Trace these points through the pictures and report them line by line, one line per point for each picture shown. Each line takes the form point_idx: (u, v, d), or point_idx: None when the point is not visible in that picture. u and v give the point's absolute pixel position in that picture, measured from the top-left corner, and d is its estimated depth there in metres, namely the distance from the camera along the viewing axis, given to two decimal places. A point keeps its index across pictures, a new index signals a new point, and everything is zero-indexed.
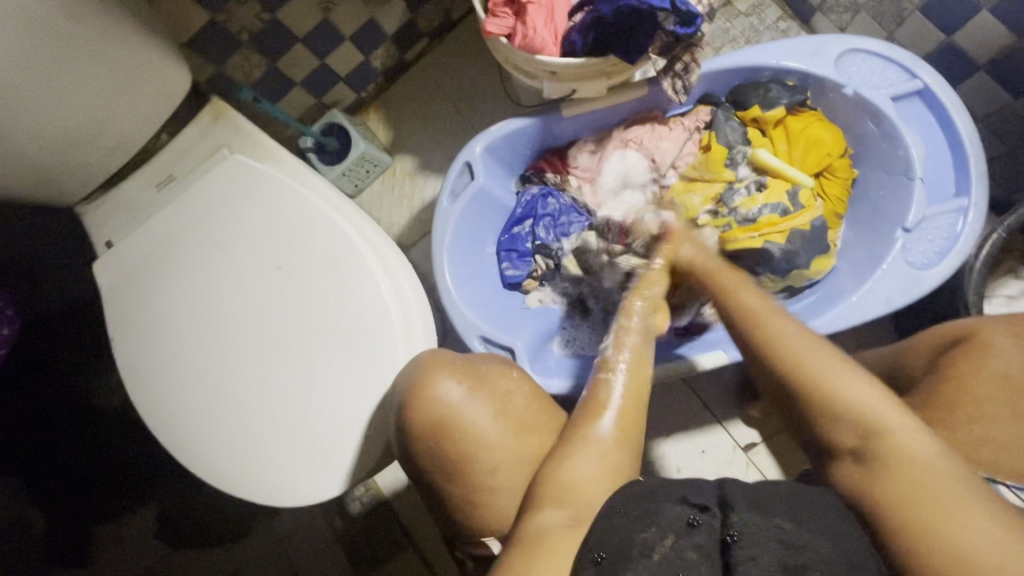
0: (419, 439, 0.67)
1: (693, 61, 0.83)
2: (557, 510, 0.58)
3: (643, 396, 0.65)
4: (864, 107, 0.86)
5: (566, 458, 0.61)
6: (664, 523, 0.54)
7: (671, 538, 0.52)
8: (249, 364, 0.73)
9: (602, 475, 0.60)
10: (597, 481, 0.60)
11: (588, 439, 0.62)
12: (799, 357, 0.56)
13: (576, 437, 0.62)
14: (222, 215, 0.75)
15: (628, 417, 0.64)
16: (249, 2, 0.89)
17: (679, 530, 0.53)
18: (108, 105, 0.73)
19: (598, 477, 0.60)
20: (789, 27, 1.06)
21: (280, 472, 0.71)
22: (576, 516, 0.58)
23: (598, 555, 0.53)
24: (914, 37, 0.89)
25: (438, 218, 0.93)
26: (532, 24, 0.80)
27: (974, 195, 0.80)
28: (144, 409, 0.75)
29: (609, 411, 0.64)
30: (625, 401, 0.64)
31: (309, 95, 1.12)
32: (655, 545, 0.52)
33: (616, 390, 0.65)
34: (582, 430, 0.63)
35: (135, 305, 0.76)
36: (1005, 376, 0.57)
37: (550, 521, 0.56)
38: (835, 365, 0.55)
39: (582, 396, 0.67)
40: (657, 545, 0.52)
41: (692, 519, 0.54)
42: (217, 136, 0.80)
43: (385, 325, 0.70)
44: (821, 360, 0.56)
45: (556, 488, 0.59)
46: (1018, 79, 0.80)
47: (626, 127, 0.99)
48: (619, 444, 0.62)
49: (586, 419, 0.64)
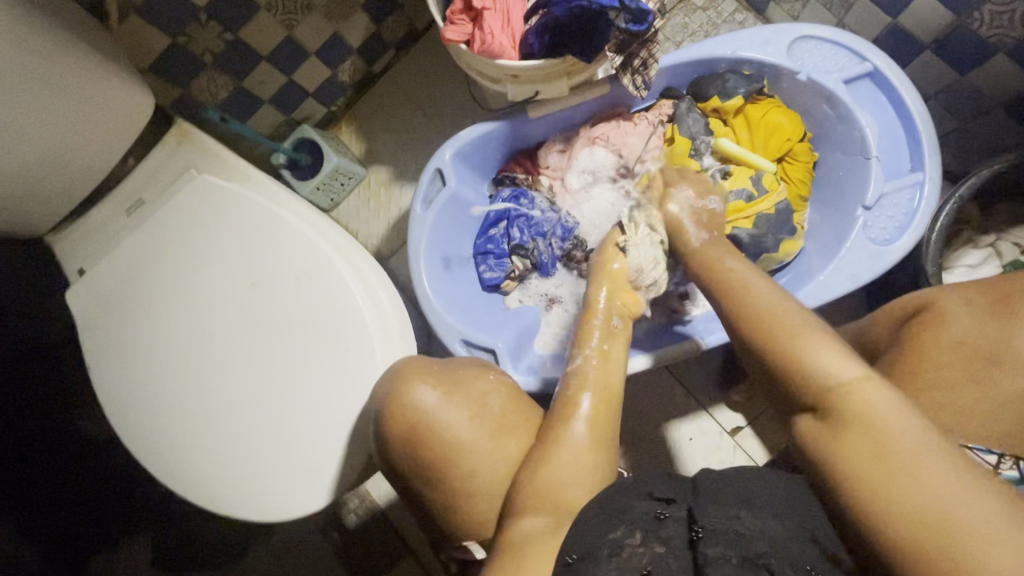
0: (399, 447, 0.68)
1: (651, 56, 0.85)
2: (539, 515, 0.60)
3: (615, 399, 0.66)
4: (819, 91, 0.89)
5: (544, 464, 0.62)
6: (631, 521, 0.55)
7: (637, 535, 0.53)
8: (229, 381, 0.73)
9: (582, 478, 0.61)
10: (575, 485, 0.61)
11: (564, 443, 0.63)
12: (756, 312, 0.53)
13: (551, 442, 0.63)
14: (192, 236, 0.75)
15: (599, 418, 0.65)
16: (210, 23, 0.89)
17: (646, 525, 0.54)
18: (72, 134, 0.73)
19: (580, 481, 0.61)
20: (745, 19, 1.08)
21: (268, 487, 0.71)
22: (557, 521, 0.59)
23: (569, 557, 0.54)
24: (863, 21, 0.92)
25: (413, 226, 0.94)
26: (489, 30, 0.81)
27: (928, 169, 0.82)
28: (126, 436, 0.75)
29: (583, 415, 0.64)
30: (594, 403, 0.65)
31: (278, 111, 1.12)
32: (623, 544, 0.53)
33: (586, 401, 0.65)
34: (555, 433, 0.64)
35: (110, 331, 0.76)
36: (959, 342, 0.58)
37: (529, 527, 0.59)
38: (805, 325, 0.50)
39: (553, 401, 0.68)
40: (625, 544, 0.53)
41: (659, 513, 0.55)
42: (184, 158, 0.81)
43: (362, 332, 0.71)
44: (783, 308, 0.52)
45: (536, 495, 0.61)
46: (962, 57, 0.83)
47: (592, 125, 1.01)
48: (594, 448, 0.63)
49: (559, 420, 0.65)
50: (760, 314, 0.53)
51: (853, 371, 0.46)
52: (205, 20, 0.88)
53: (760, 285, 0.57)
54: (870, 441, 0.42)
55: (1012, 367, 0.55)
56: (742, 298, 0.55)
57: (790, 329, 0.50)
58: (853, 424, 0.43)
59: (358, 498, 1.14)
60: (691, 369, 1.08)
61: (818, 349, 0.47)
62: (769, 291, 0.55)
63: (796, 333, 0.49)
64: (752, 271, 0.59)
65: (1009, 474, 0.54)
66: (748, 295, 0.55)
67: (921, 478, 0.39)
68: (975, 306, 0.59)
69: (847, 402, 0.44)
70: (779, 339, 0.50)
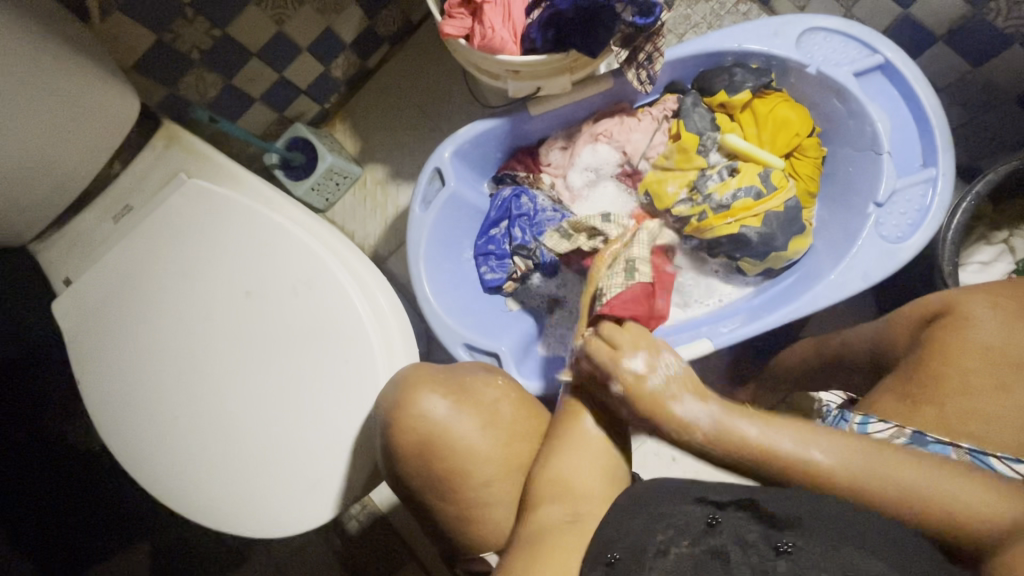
0: (407, 460, 0.66)
1: (656, 50, 0.81)
2: (554, 506, 0.58)
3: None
4: (829, 85, 0.86)
5: (555, 454, 0.61)
6: (683, 525, 0.49)
7: (688, 540, 0.48)
8: (225, 395, 0.70)
9: (597, 467, 0.60)
10: (592, 473, 0.59)
11: (576, 435, 0.61)
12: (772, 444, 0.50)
13: (563, 436, 0.62)
14: (184, 244, 0.72)
15: (610, 406, 0.63)
16: (197, 19, 0.85)
17: (695, 532, 0.48)
18: (53, 138, 0.70)
19: (592, 469, 0.60)
20: (748, 10, 1.06)
21: (268, 503, 0.69)
22: (574, 511, 0.57)
23: (611, 556, 0.50)
24: (871, 12, 0.89)
25: (411, 228, 0.91)
26: (489, 24, 0.78)
27: (941, 165, 0.80)
28: (120, 451, 0.72)
29: (593, 404, 0.62)
30: (604, 392, 0.62)
31: (269, 109, 1.08)
32: (668, 546, 0.48)
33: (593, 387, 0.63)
34: (565, 427, 0.62)
35: (100, 343, 0.73)
36: (984, 347, 0.56)
37: (547, 518, 0.56)
38: (810, 445, 0.50)
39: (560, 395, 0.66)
40: (673, 547, 0.48)
41: (712, 519, 0.49)
42: (173, 161, 0.77)
43: (363, 342, 0.68)
44: (833, 457, 0.50)
45: (549, 485, 0.59)
46: (975, 48, 0.81)
47: (594, 121, 0.98)
48: (607, 434, 0.62)
49: (568, 414, 0.63)
50: (815, 466, 0.49)
51: (839, 457, 0.50)
52: (193, 16, 0.84)
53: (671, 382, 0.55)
54: None
55: None
56: (770, 452, 0.50)
57: (763, 460, 0.50)
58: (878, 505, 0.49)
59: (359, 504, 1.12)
60: None
61: (758, 435, 0.51)
62: (758, 429, 0.51)
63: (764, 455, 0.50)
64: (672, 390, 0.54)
65: None
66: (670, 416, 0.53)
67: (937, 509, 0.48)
68: (997, 309, 0.57)
69: (862, 493, 0.49)
70: (756, 461, 0.50)
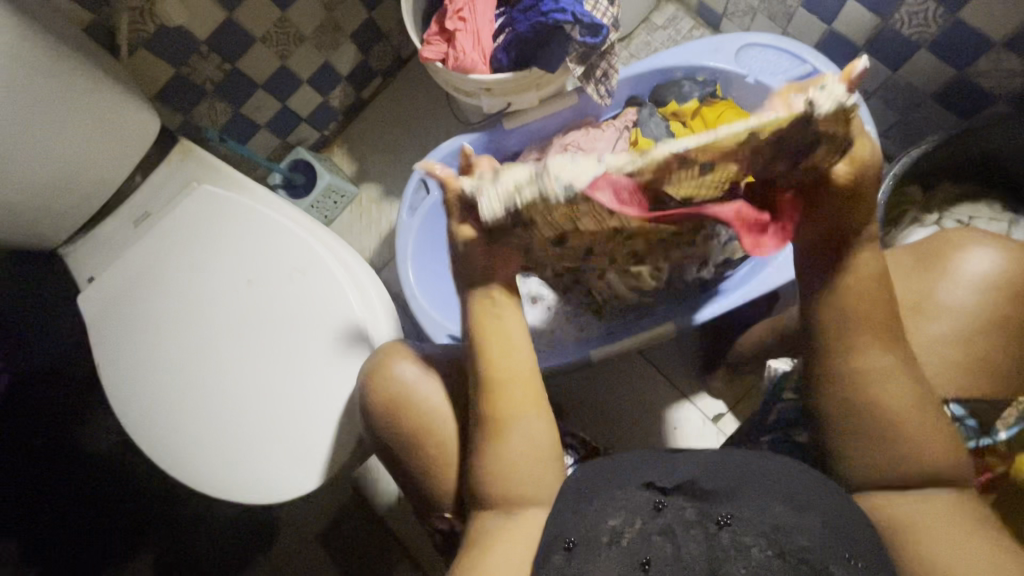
0: (379, 413, 0.71)
1: (611, 67, 0.93)
2: (492, 511, 0.61)
3: (534, 378, 0.63)
4: (767, 93, 0.97)
5: (485, 458, 0.62)
6: (631, 506, 0.54)
7: (638, 522, 0.53)
8: (229, 373, 0.78)
9: (529, 471, 0.61)
10: (530, 474, 0.61)
11: (501, 441, 0.61)
12: (854, 349, 0.57)
13: (489, 440, 0.62)
14: (198, 241, 0.82)
15: (526, 401, 0.62)
16: (211, 55, 0.98)
17: (645, 514, 0.53)
18: (86, 153, 0.81)
19: (526, 473, 0.61)
20: (702, 34, 1.19)
21: (263, 469, 0.76)
22: (508, 511, 0.61)
23: (569, 541, 0.54)
24: (804, 29, 1.01)
25: (399, 232, 1.01)
26: (462, 48, 0.90)
27: (869, 155, 0.91)
28: (130, 427, 0.79)
29: (512, 414, 0.61)
30: (518, 392, 0.62)
31: (274, 135, 1.21)
32: (623, 531, 0.52)
33: (510, 392, 0.62)
34: (486, 432, 0.62)
35: (118, 331, 0.81)
36: (891, 296, 0.63)
37: (487, 524, 0.60)
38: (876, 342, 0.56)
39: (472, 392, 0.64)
40: (625, 531, 0.52)
41: (659, 501, 0.54)
42: (187, 172, 0.88)
43: (352, 320, 0.77)
44: (878, 374, 0.56)
45: (486, 489, 0.62)
46: (891, 54, 0.91)
47: (564, 133, 1.08)
48: (533, 424, 0.62)
49: (487, 416, 0.62)
50: (866, 370, 0.56)
51: (934, 448, 0.54)
52: (207, 52, 0.97)
53: (886, 369, 0.55)
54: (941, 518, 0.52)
55: (931, 314, 0.61)
56: (850, 359, 0.57)
57: (887, 415, 0.55)
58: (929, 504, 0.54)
59: (352, 486, 1.17)
60: (671, 359, 1.13)
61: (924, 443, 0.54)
62: (879, 350, 0.56)
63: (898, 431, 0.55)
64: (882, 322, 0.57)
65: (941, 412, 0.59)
66: (858, 364, 0.56)
67: (925, 529, 0.52)
68: (904, 265, 0.64)
69: (856, 393, 0.56)
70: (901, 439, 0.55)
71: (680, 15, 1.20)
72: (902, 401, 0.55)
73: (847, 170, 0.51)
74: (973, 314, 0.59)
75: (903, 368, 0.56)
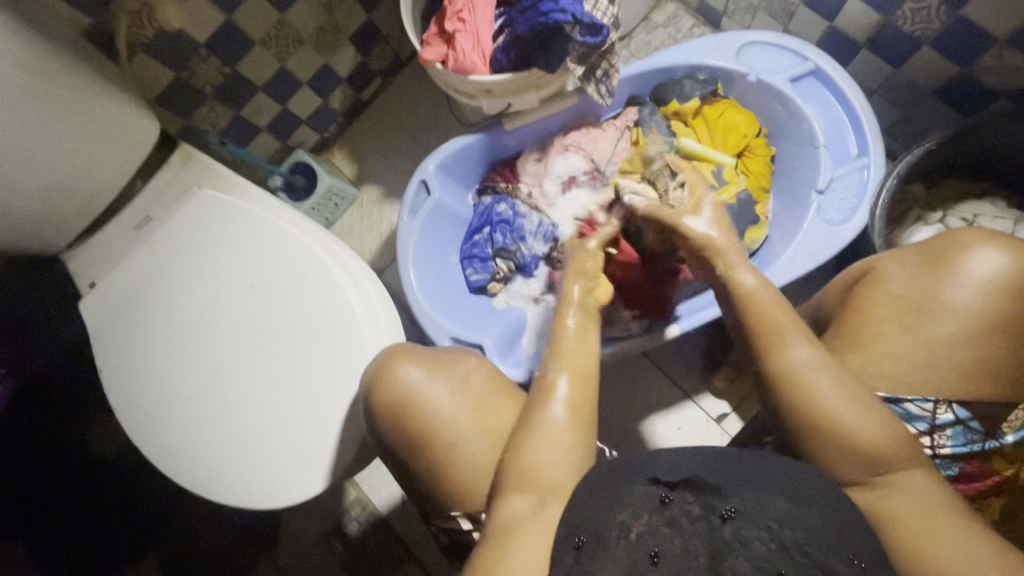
0: (384, 416, 0.70)
1: (612, 67, 0.93)
2: (522, 496, 0.60)
3: (592, 378, 0.66)
4: (769, 91, 0.96)
5: (527, 443, 0.62)
6: (638, 502, 0.56)
7: (645, 516, 0.55)
8: (231, 378, 0.78)
9: (569, 460, 0.61)
10: (563, 463, 0.61)
11: (544, 426, 0.62)
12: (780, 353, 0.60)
13: (533, 424, 0.63)
14: (199, 246, 0.82)
15: (578, 399, 0.64)
16: (210, 58, 0.98)
17: (651, 509, 0.55)
18: (86, 158, 0.81)
19: (564, 461, 0.61)
20: (702, 33, 1.18)
21: (267, 473, 0.75)
22: (541, 500, 0.60)
23: (578, 540, 0.55)
24: (805, 26, 1.01)
25: (400, 235, 1.01)
26: (461, 49, 0.89)
27: (873, 153, 0.90)
28: (135, 434, 0.79)
29: (559, 402, 0.63)
30: (571, 386, 0.64)
31: (274, 138, 1.21)
32: (630, 525, 0.54)
33: (562, 387, 0.64)
34: (535, 416, 0.63)
35: (120, 337, 0.81)
36: (895, 296, 0.63)
37: (520, 508, 0.59)
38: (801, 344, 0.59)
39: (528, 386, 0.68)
40: (633, 525, 0.54)
41: (664, 496, 0.56)
42: (187, 176, 0.88)
43: (353, 323, 0.76)
44: (811, 374, 0.58)
45: (519, 474, 0.61)
46: (893, 51, 0.91)
47: (565, 134, 1.08)
48: (573, 426, 0.62)
49: (536, 405, 0.64)
50: (795, 369, 0.59)
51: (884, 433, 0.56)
52: (206, 56, 0.97)
53: (826, 372, 0.58)
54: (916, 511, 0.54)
55: (936, 314, 0.60)
56: (777, 362, 0.60)
57: (821, 412, 0.57)
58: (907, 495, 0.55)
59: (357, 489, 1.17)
60: (674, 360, 1.13)
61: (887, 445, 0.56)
62: (802, 352, 0.59)
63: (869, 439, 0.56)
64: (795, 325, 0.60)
65: (943, 418, 0.60)
66: (783, 365, 0.59)
67: (919, 522, 0.53)
68: (908, 265, 0.64)
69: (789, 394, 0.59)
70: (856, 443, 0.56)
71: (680, 13, 1.20)
72: (849, 403, 0.57)
73: (703, 239, 0.70)
74: (979, 315, 0.59)
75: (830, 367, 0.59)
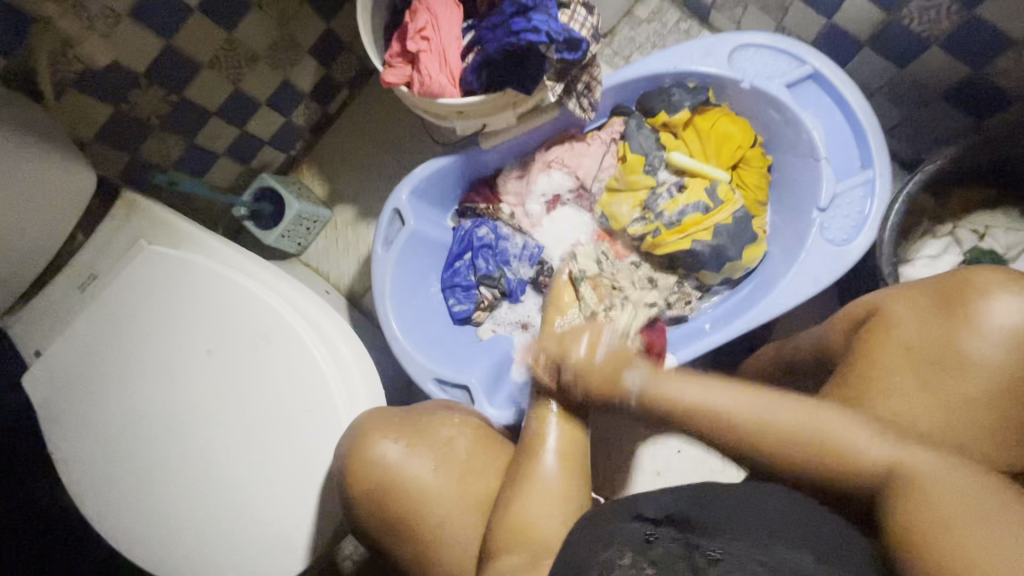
0: (361, 501, 0.65)
1: (592, 79, 0.86)
2: (512, 556, 0.57)
3: (584, 438, 0.63)
4: (764, 98, 0.89)
5: (514, 501, 0.59)
6: (619, 541, 0.50)
7: (628, 555, 0.48)
8: (195, 454, 0.72)
9: (558, 516, 0.58)
10: (552, 524, 0.57)
11: (532, 480, 0.60)
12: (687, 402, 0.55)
13: (519, 482, 0.60)
14: (151, 308, 0.75)
15: (569, 453, 0.61)
16: (151, 87, 0.88)
17: (635, 547, 0.49)
18: (16, 220, 0.73)
19: (555, 517, 0.58)
20: (690, 27, 1.10)
21: (240, 556, 0.70)
22: (531, 560, 0.56)
23: None
24: (801, 23, 0.93)
25: (375, 269, 0.92)
26: (426, 71, 0.80)
27: (879, 165, 0.83)
28: (96, 520, 0.73)
29: (548, 452, 0.61)
30: (561, 435, 0.62)
31: (235, 162, 1.12)
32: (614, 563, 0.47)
33: (550, 441, 0.61)
34: (525, 472, 0.61)
35: (70, 414, 0.75)
36: (908, 346, 0.58)
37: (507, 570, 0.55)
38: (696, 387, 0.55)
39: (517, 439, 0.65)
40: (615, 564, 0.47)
41: (648, 534, 0.50)
42: (133, 227, 0.80)
43: (323, 389, 0.70)
44: (735, 410, 0.54)
45: (508, 533, 0.58)
46: (899, 51, 0.83)
47: (546, 149, 1.01)
48: (563, 479, 0.60)
49: (525, 459, 0.62)
50: (702, 416, 0.55)
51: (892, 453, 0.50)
52: (147, 85, 0.88)
53: (704, 390, 0.55)
54: (929, 497, 0.45)
55: (958, 370, 0.55)
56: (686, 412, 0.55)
57: (792, 434, 0.52)
58: (908, 493, 0.46)
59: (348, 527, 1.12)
60: None
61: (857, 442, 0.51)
62: (703, 388, 0.55)
63: (794, 426, 0.52)
64: (677, 375, 0.57)
65: None
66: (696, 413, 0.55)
67: (948, 509, 0.43)
68: (922, 309, 0.59)
69: (743, 444, 0.54)
70: (800, 465, 0.52)
71: (665, 6, 1.10)
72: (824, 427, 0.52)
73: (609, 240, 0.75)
74: (1001, 372, 0.54)
75: (765, 400, 0.54)
